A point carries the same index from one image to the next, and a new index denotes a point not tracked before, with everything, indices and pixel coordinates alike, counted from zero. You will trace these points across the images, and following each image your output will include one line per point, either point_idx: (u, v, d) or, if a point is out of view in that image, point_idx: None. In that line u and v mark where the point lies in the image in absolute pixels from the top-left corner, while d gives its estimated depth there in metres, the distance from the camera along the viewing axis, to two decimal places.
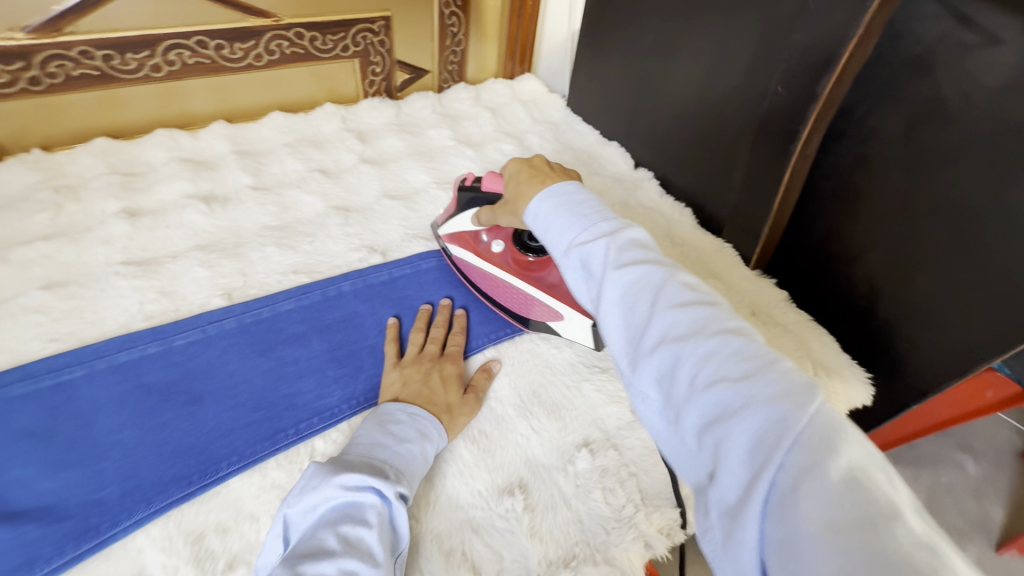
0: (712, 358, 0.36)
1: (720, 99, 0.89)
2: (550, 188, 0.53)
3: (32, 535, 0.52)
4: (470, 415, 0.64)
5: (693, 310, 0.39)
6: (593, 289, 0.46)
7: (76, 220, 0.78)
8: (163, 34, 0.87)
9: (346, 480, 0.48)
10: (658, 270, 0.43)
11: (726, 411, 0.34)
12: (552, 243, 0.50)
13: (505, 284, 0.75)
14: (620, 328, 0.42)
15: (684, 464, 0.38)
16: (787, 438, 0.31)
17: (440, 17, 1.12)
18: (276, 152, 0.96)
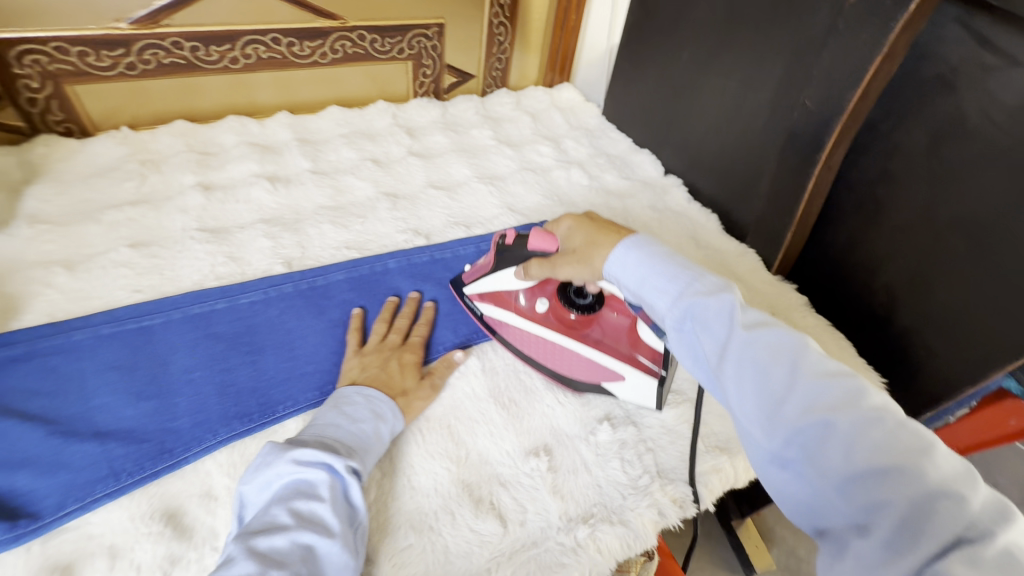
0: (872, 430, 0.37)
1: (750, 112, 0.94)
2: (628, 242, 0.55)
3: (116, 451, 0.58)
4: (425, 400, 0.67)
5: (843, 382, 0.40)
6: (711, 345, 0.46)
7: (158, 189, 0.87)
8: (244, 30, 0.96)
9: (299, 456, 0.50)
10: (791, 337, 0.44)
11: (889, 485, 0.35)
12: (656, 295, 0.51)
13: (553, 345, 0.72)
14: (751, 390, 0.43)
15: (818, 527, 0.39)
16: (960, 520, 0.33)
17: (489, 26, 1.20)
18: (333, 142, 1.04)
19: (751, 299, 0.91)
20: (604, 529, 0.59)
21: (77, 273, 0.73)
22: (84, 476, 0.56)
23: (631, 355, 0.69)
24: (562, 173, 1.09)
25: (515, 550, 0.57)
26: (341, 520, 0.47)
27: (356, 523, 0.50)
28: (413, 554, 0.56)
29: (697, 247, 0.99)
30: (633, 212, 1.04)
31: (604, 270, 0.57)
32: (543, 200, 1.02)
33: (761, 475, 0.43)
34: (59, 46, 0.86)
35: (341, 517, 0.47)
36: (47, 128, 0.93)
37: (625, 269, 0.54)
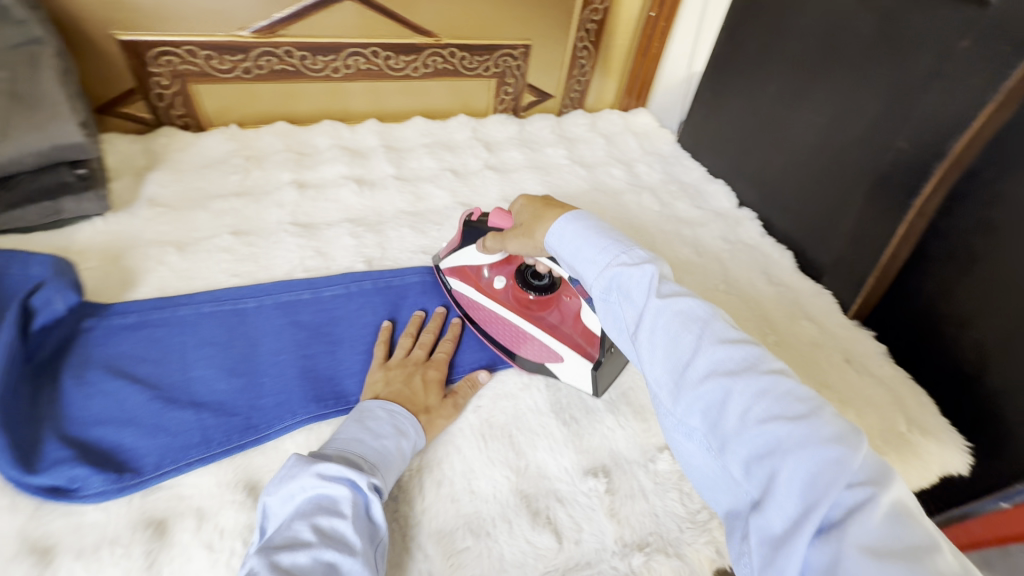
0: (763, 394, 0.40)
1: (839, 150, 0.92)
2: (569, 214, 0.58)
3: (208, 421, 0.63)
4: (447, 419, 0.66)
5: (741, 348, 0.43)
6: (632, 315, 0.49)
7: (258, 183, 0.95)
8: (348, 43, 1.04)
9: (324, 470, 0.49)
10: (702, 306, 0.46)
11: (778, 446, 0.38)
12: (585, 265, 0.54)
13: (504, 320, 0.76)
14: (663, 358, 0.45)
15: (720, 489, 0.43)
16: (845, 479, 0.35)
17: (573, 50, 1.23)
18: (416, 151, 1.09)
19: (824, 342, 0.88)
20: (659, 559, 0.59)
21: (186, 254, 0.80)
22: (180, 440, 0.61)
23: (574, 339, 0.72)
24: (634, 197, 1.10)
25: (569, 568, 0.58)
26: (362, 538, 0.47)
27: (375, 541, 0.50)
28: (470, 556, 0.57)
29: (768, 283, 0.97)
30: (702, 241, 1.03)
31: (545, 242, 0.60)
32: (613, 222, 1.03)
33: (671, 441, 0.46)
34: (189, 49, 0.95)
35: (362, 536, 0.47)
36: (169, 121, 1.03)
37: (562, 238, 0.57)
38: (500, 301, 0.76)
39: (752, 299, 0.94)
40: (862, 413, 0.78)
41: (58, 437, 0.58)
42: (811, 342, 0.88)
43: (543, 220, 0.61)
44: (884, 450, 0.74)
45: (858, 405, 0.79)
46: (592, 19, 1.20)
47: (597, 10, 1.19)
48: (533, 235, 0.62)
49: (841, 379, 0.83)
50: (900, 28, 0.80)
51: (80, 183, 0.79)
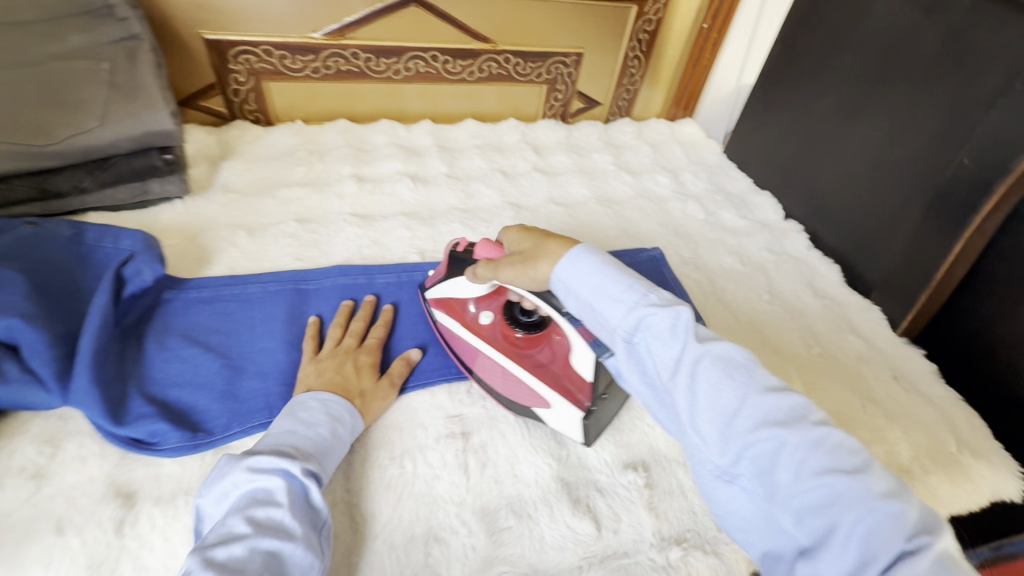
0: (816, 446, 0.42)
1: (895, 166, 0.91)
2: (580, 249, 0.57)
3: (272, 391, 0.68)
4: (383, 399, 0.67)
5: (788, 398, 0.45)
6: (666, 360, 0.49)
7: (321, 176, 1.00)
8: (411, 47, 1.09)
9: (254, 463, 0.50)
10: (740, 354, 0.48)
11: (835, 498, 0.40)
12: (606, 303, 0.54)
13: (488, 358, 0.70)
14: (708, 407, 0.46)
15: (763, 538, 0.44)
16: (905, 531, 0.38)
17: (624, 59, 1.26)
18: (468, 151, 1.13)
19: (871, 357, 0.87)
20: (696, 555, 0.60)
21: (256, 237, 0.86)
22: (246, 407, 0.65)
23: (565, 383, 0.65)
24: (679, 205, 1.11)
25: (606, 555, 0.59)
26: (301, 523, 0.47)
27: (320, 526, 0.50)
28: (512, 535, 0.59)
29: (814, 295, 0.96)
30: (747, 251, 1.03)
31: (551, 275, 0.58)
32: (658, 229, 1.05)
33: (708, 487, 0.48)
34: (266, 49, 1.02)
35: (302, 521, 0.48)
36: (241, 115, 1.10)
37: (575, 272, 0.56)
38: (485, 338, 0.70)
39: (796, 311, 0.93)
40: (909, 430, 0.77)
41: (140, 395, 0.63)
42: (857, 357, 0.87)
43: (547, 253, 0.59)
44: (931, 468, 0.73)
45: (904, 421, 0.78)
46: (644, 30, 1.22)
47: (650, 21, 1.21)
48: (535, 264, 0.59)
49: (887, 395, 0.81)
50: (965, 45, 0.80)
51: (166, 168, 0.85)
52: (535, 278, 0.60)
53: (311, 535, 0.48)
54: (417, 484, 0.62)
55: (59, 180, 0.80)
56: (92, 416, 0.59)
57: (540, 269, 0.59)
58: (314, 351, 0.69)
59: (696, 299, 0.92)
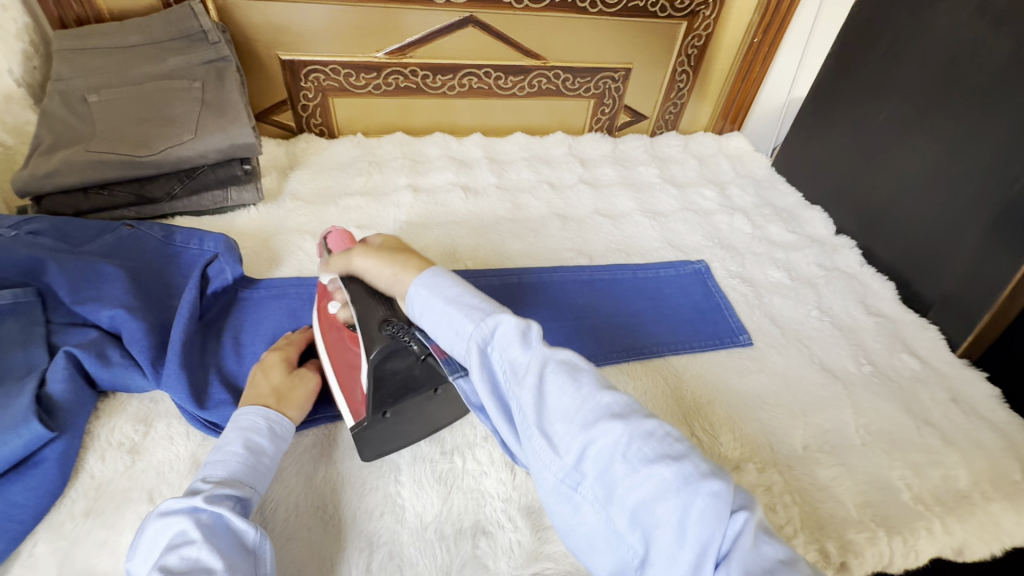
0: (648, 437, 0.44)
1: (956, 181, 0.89)
2: (431, 269, 0.58)
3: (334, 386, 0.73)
4: (302, 390, 0.67)
5: (621, 394, 0.47)
6: (513, 368, 0.49)
7: (379, 185, 1.07)
8: (465, 64, 1.15)
9: (165, 509, 0.50)
10: (575, 358, 0.49)
11: (663, 488, 0.42)
12: (455, 314, 0.53)
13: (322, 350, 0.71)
14: (558, 409, 0.47)
15: (608, 551, 0.45)
16: (725, 511, 0.40)
17: (672, 73, 1.27)
18: (516, 163, 1.18)
19: (927, 379, 0.84)
20: None
21: None
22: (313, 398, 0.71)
23: (353, 391, 0.65)
24: (725, 218, 1.11)
25: None
26: (219, 554, 0.47)
27: (251, 548, 0.50)
28: (557, 533, 0.61)
29: (866, 312, 0.94)
30: (795, 266, 1.02)
31: (410, 287, 0.58)
32: (704, 241, 1.05)
33: (554, 498, 0.47)
34: (335, 68, 1.10)
35: (221, 551, 0.48)
36: (308, 129, 1.18)
37: (434, 285, 0.56)
38: (327, 332, 0.71)
39: (847, 328, 0.91)
40: (968, 456, 0.74)
41: (220, 382, 0.70)
42: (912, 377, 0.84)
43: (414, 258, 0.62)
44: (993, 495, 0.70)
45: (964, 446, 0.75)
46: (693, 45, 1.24)
47: (700, 36, 1.22)
48: (401, 264, 0.61)
49: (945, 418, 0.79)
50: None
51: (245, 177, 0.93)
52: (395, 276, 0.60)
53: (237, 562, 0.48)
54: (466, 479, 0.65)
55: (154, 187, 0.89)
56: (180, 401, 0.65)
57: (406, 267, 0.60)
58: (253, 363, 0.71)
59: (742, 313, 0.92)
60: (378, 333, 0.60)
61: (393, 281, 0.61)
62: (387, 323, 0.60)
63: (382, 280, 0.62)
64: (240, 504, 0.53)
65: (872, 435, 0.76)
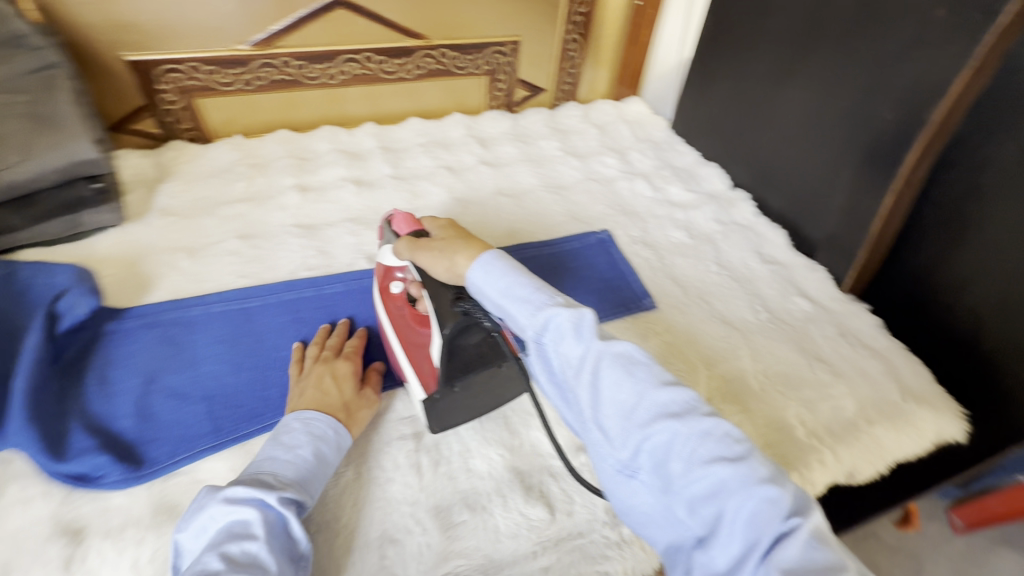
0: (706, 437, 0.47)
1: (829, 124, 0.91)
2: (482, 257, 0.61)
3: (219, 412, 0.68)
4: (367, 408, 0.67)
5: (681, 392, 0.50)
6: (569, 359, 0.54)
7: (262, 189, 0.99)
8: (342, 50, 1.08)
9: (230, 495, 0.51)
10: (637, 352, 0.53)
11: (722, 486, 0.45)
12: (513, 308, 0.57)
13: (388, 328, 0.73)
14: (613, 403, 0.51)
15: (662, 530, 0.49)
16: (780, 513, 0.42)
17: (562, 42, 1.25)
18: (412, 150, 1.13)
19: (818, 317, 0.89)
20: None
21: (197, 258, 0.85)
22: (192, 431, 0.66)
23: (422, 365, 0.66)
24: (627, 184, 1.12)
25: (561, 538, 0.61)
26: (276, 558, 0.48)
27: (297, 555, 0.51)
28: (466, 528, 0.60)
29: (762, 262, 0.98)
30: (695, 224, 1.04)
31: (466, 278, 0.61)
32: (607, 210, 1.05)
33: (611, 481, 0.52)
34: (192, 65, 1.00)
35: (277, 554, 0.49)
36: (177, 134, 1.08)
37: (487, 275, 0.59)
38: (392, 310, 0.73)
39: (744, 279, 0.95)
40: (854, 385, 0.79)
41: (83, 427, 0.63)
42: (804, 317, 0.89)
43: (466, 247, 0.63)
44: (876, 419, 0.75)
45: (851, 376, 0.80)
46: (579, 12, 1.22)
47: (584, 2, 1.21)
48: (453, 257, 0.63)
49: (834, 352, 0.84)
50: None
51: (96, 197, 0.85)
52: (450, 270, 0.63)
53: (287, 567, 0.50)
54: (371, 489, 0.63)
55: None
56: (34, 456, 0.59)
57: (457, 261, 0.62)
58: (312, 366, 0.70)
59: (645, 277, 0.94)
60: (451, 309, 0.61)
61: (450, 275, 0.63)
62: (459, 300, 0.62)
63: (436, 274, 0.64)
64: (298, 508, 0.54)
65: (770, 378, 0.79)
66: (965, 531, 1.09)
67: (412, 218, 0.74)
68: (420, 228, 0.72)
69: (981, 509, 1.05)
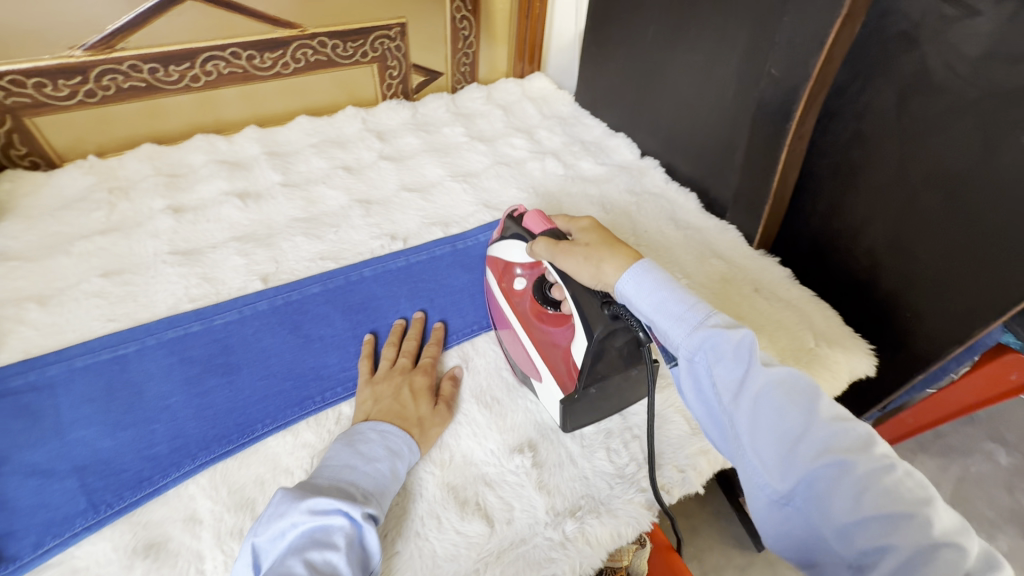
0: (885, 480, 0.40)
1: (721, 84, 0.91)
2: (637, 266, 0.53)
3: (94, 483, 0.59)
4: (441, 425, 0.64)
5: (853, 428, 0.43)
6: (727, 383, 0.46)
7: (128, 216, 0.87)
8: (201, 47, 0.95)
9: (314, 504, 0.48)
10: (804, 381, 0.46)
11: (894, 527, 0.38)
12: (667, 327, 0.50)
13: (512, 326, 0.69)
14: (769, 431, 0.44)
15: (813, 561, 0.43)
16: (958, 563, 0.36)
17: (452, 21, 1.19)
18: (303, 152, 1.03)
19: (734, 276, 0.90)
20: (591, 522, 0.59)
21: (52, 307, 0.74)
22: (63, 512, 0.57)
23: (558, 365, 0.62)
24: (537, 164, 1.08)
25: (503, 549, 0.57)
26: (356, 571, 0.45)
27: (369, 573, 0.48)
28: (401, 560, 0.56)
29: (676, 228, 0.98)
30: (610, 198, 1.03)
31: (616, 286, 0.54)
32: (520, 194, 1.01)
33: (762, 508, 0.46)
34: (13, 79, 0.85)
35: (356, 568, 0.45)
36: (13, 163, 0.93)
37: (640, 287, 0.52)
38: (513, 305, 0.69)
39: (661, 247, 0.95)
40: (774, 337, 0.81)
41: None
42: (721, 279, 0.90)
43: (614, 255, 0.56)
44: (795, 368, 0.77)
45: (768, 331, 0.82)
46: None
47: None
48: (600, 264, 0.55)
49: (752, 309, 0.85)
50: None
51: None
52: (597, 278, 0.56)
53: None
54: None
55: None
56: None
57: (604, 267, 0.55)
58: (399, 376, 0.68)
59: None
60: (600, 313, 0.55)
61: (597, 282, 0.56)
62: (610, 303, 0.55)
63: (581, 279, 0.58)
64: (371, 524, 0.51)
65: None
66: None
67: (545, 216, 0.66)
68: (555, 227, 0.65)
69: (901, 426, 1.15)
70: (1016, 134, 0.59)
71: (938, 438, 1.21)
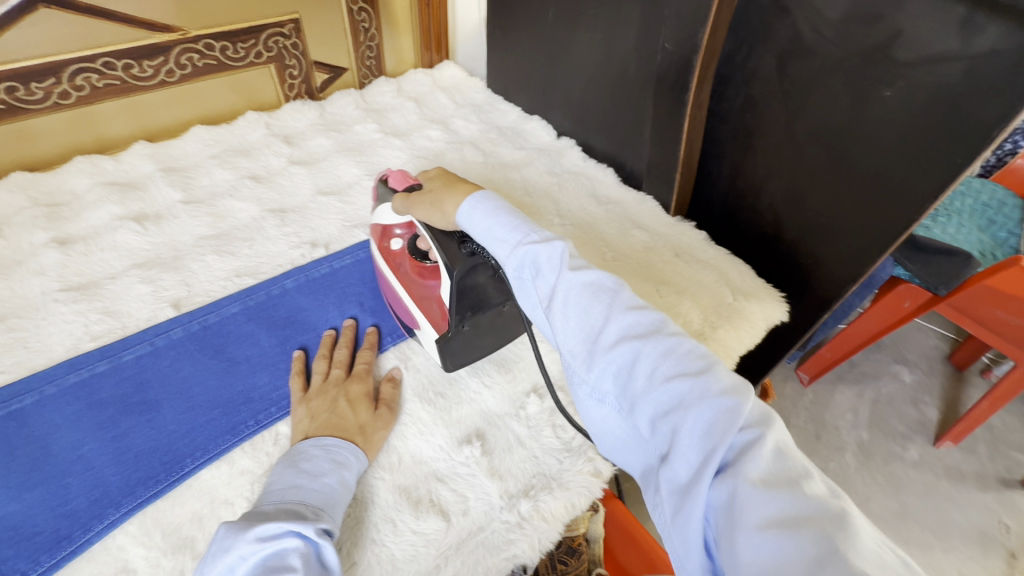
0: (672, 355, 0.41)
1: (621, 61, 0.93)
2: (477, 196, 0.56)
3: (4, 554, 0.54)
4: (386, 429, 0.64)
5: (648, 313, 0.45)
6: (544, 290, 0.49)
7: (4, 255, 0.78)
8: (67, 60, 0.86)
9: (262, 533, 0.46)
10: (612, 280, 0.48)
11: (680, 399, 0.39)
12: (498, 249, 0.53)
13: (393, 282, 0.72)
14: (576, 328, 0.46)
15: (635, 450, 0.43)
16: (736, 421, 0.36)
17: (350, 15, 1.14)
18: (203, 165, 0.96)
19: (654, 244, 0.94)
20: (545, 498, 0.61)
21: None
22: None
23: (434, 310, 0.67)
24: (455, 154, 1.08)
25: (462, 540, 0.58)
26: None
27: None
28: (361, 570, 0.55)
29: (598, 204, 1.01)
30: (531, 181, 1.05)
31: (457, 216, 0.57)
32: None
33: (587, 409, 0.47)
34: None
35: None
36: None
37: (476, 215, 0.55)
38: (393, 264, 0.74)
39: (586, 224, 0.97)
40: (695, 296, 0.86)
41: None
42: (643, 247, 0.94)
43: (452, 195, 0.59)
44: (717, 323, 0.83)
45: (690, 291, 0.87)
46: None
47: None
48: (443, 205, 0.59)
49: (674, 272, 0.90)
50: None
51: None
52: (445, 222, 0.59)
53: None
54: None
55: None
56: None
57: (447, 209, 0.58)
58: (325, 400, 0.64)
59: None
60: (458, 251, 0.60)
61: (446, 225, 0.60)
62: (466, 243, 0.60)
63: (435, 225, 0.61)
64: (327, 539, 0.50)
65: None
66: (811, 383, 1.31)
67: (407, 174, 0.69)
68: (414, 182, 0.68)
69: (821, 360, 1.27)
70: (884, 87, 0.64)
71: (853, 368, 1.34)
